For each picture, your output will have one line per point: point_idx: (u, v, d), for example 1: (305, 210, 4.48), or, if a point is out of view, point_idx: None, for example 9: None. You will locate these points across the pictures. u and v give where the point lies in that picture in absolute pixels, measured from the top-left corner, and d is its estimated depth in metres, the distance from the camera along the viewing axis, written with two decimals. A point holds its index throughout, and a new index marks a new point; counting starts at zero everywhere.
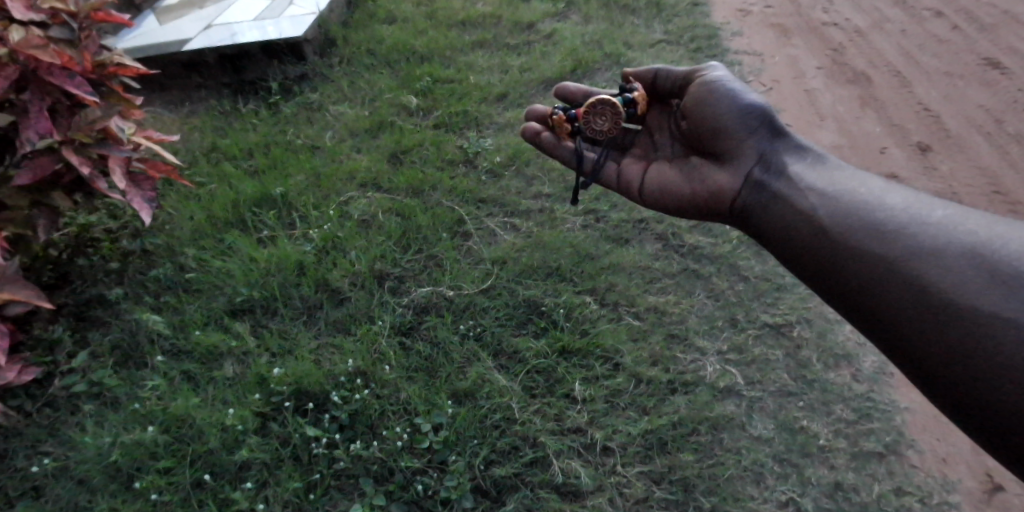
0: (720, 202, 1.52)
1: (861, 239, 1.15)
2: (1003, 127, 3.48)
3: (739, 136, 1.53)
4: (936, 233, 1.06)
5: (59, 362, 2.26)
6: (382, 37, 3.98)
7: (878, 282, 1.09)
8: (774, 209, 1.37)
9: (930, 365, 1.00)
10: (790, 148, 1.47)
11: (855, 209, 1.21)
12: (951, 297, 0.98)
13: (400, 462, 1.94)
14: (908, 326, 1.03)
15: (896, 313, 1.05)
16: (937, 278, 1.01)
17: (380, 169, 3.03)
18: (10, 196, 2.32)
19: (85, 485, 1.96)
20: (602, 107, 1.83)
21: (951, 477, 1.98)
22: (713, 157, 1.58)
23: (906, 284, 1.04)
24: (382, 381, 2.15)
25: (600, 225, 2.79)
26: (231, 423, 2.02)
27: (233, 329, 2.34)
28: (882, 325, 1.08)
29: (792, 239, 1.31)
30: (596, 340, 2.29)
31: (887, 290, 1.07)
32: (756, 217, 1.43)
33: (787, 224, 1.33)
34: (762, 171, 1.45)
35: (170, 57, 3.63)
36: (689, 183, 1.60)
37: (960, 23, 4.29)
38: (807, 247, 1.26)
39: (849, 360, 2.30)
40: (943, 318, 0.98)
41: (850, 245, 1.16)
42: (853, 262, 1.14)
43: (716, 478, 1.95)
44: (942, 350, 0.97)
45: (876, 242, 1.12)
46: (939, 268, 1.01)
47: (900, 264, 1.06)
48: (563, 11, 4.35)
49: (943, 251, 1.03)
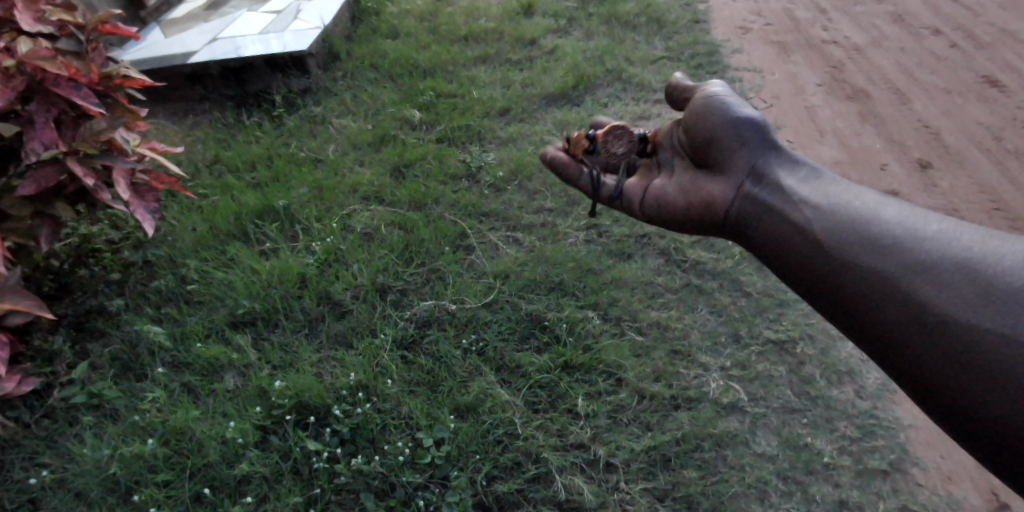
0: (715, 214, 1.46)
1: (856, 251, 1.10)
2: (1002, 143, 3.50)
3: (734, 147, 1.47)
4: (930, 247, 1.01)
5: (58, 373, 2.25)
6: (386, 50, 4.00)
7: (873, 297, 1.04)
8: (767, 221, 1.32)
9: (930, 381, 0.95)
10: (783, 158, 1.42)
11: (847, 222, 1.15)
12: (947, 313, 0.93)
13: (401, 477, 1.92)
14: (906, 342, 0.98)
15: (892, 329, 1.00)
16: (932, 293, 0.96)
17: (383, 182, 3.03)
18: (13, 206, 2.31)
19: (83, 498, 1.94)
20: (617, 132, 1.84)
21: (955, 494, 1.97)
22: (709, 170, 1.53)
23: (902, 300, 0.99)
24: (384, 395, 2.14)
25: (602, 240, 2.79)
26: (232, 436, 2.01)
27: (234, 342, 2.32)
28: (879, 340, 1.03)
29: (785, 251, 1.26)
30: (598, 354, 2.29)
31: (884, 306, 1.01)
32: (751, 230, 1.37)
33: (781, 237, 1.28)
34: (753, 183, 1.40)
35: (175, 70, 3.66)
36: (685, 195, 1.56)
37: (958, 41, 4.32)
38: (801, 260, 1.20)
39: (852, 376, 2.29)
40: (940, 334, 0.93)
41: (843, 259, 1.11)
42: (848, 274, 1.09)
43: (719, 495, 1.93)
44: (942, 368, 0.92)
45: (871, 254, 1.07)
46: (933, 282, 0.97)
47: (894, 279, 1.01)
48: (565, 27, 4.38)
49: (938, 265, 0.98)
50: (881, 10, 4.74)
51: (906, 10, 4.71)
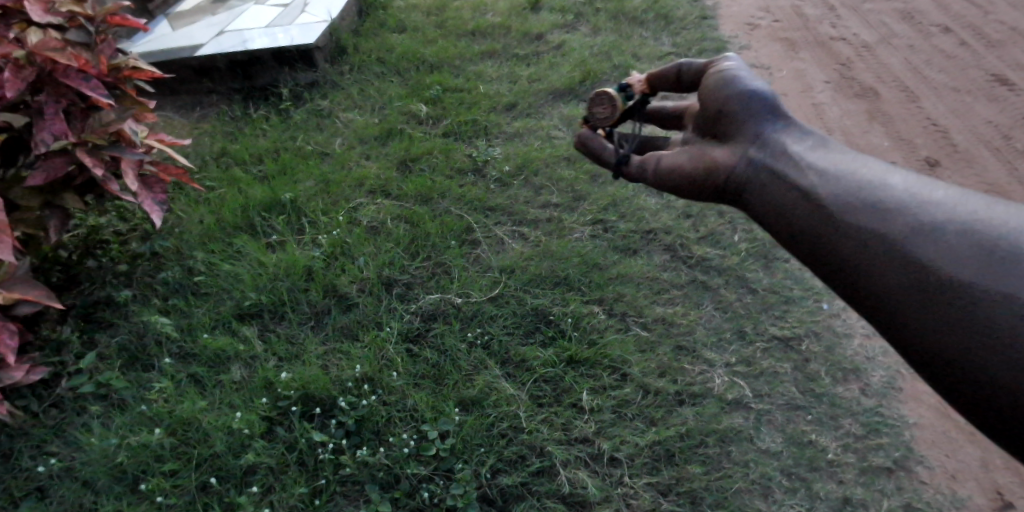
0: (712, 180, 1.20)
1: (857, 210, 0.91)
2: (1012, 143, 3.47)
3: (729, 104, 1.21)
4: (934, 211, 0.84)
5: (66, 363, 2.26)
6: (392, 45, 4.00)
7: (891, 275, 0.84)
8: (763, 184, 1.08)
9: (930, 353, 0.80)
10: (786, 114, 1.16)
11: (847, 181, 0.95)
12: (952, 277, 0.77)
13: (406, 470, 1.93)
14: (916, 317, 0.81)
15: (892, 297, 0.84)
16: (935, 256, 0.80)
17: (389, 177, 3.04)
18: (22, 196, 2.33)
19: (90, 487, 1.95)
20: (602, 97, 1.64)
21: (960, 493, 1.96)
22: (703, 134, 1.28)
23: (906, 265, 0.82)
24: (389, 388, 2.15)
25: (607, 235, 2.79)
26: (238, 426, 2.02)
27: (240, 333, 2.34)
28: (883, 313, 0.85)
29: (779, 216, 1.04)
30: (603, 349, 2.29)
31: (885, 272, 0.84)
32: (750, 197, 1.12)
33: (774, 197, 1.05)
34: (753, 143, 1.15)
35: (182, 62, 3.67)
36: (676, 155, 1.31)
37: (968, 39, 4.29)
38: (795, 225, 1.00)
39: (857, 374, 2.28)
40: (942, 300, 0.78)
41: (841, 219, 0.92)
42: (848, 237, 0.90)
43: (723, 491, 1.94)
44: (943, 339, 0.78)
45: (874, 215, 0.88)
46: (938, 248, 0.80)
47: (895, 242, 0.84)
48: (572, 22, 4.37)
49: (941, 231, 0.81)
50: (889, 8, 4.71)
51: (915, 7, 4.68)
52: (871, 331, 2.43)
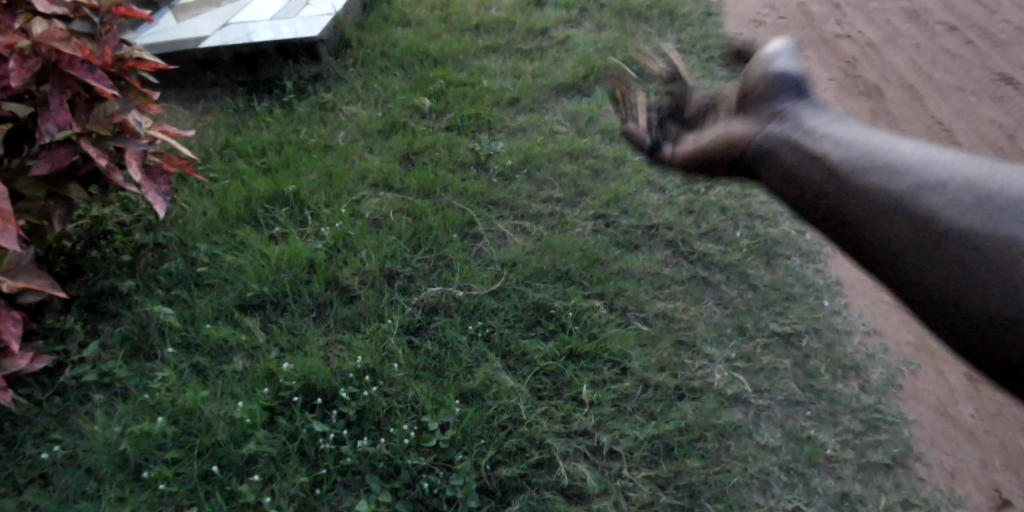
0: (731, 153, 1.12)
1: (860, 168, 0.84)
2: (1016, 143, 3.44)
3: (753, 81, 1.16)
4: (937, 164, 0.77)
5: (70, 352, 2.28)
6: (397, 39, 3.99)
7: (898, 230, 0.76)
8: (775, 152, 1.00)
9: (930, 306, 0.73)
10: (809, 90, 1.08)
11: (855, 142, 0.88)
12: (954, 226, 0.71)
13: (406, 460, 1.95)
14: (922, 274, 0.73)
15: (892, 247, 0.77)
16: (937, 204, 0.73)
17: (392, 169, 3.04)
18: (27, 186, 2.35)
19: (92, 474, 1.97)
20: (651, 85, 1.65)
21: (959, 492, 1.97)
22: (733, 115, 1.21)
23: (907, 213, 0.76)
24: (391, 379, 2.16)
25: (610, 230, 2.80)
26: (239, 416, 2.03)
27: (243, 324, 2.35)
28: (892, 275, 0.78)
29: (786, 181, 0.96)
30: (604, 344, 2.29)
31: (887, 226, 0.78)
32: (762, 166, 1.04)
33: (778, 161, 0.99)
34: (770, 115, 1.07)
35: (187, 55, 3.68)
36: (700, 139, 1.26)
37: (973, 37, 4.22)
38: (796, 185, 0.93)
39: (857, 371, 2.29)
40: (942, 246, 0.71)
41: (844, 175, 0.85)
42: (849, 193, 0.83)
43: (722, 484, 1.95)
44: (944, 288, 0.71)
45: (877, 170, 0.82)
46: (946, 202, 0.73)
47: (896, 194, 0.78)
48: (577, 17, 4.36)
49: (944, 183, 0.75)
50: (895, 5, 4.67)
51: (922, 5, 4.59)
52: (872, 329, 2.44)
